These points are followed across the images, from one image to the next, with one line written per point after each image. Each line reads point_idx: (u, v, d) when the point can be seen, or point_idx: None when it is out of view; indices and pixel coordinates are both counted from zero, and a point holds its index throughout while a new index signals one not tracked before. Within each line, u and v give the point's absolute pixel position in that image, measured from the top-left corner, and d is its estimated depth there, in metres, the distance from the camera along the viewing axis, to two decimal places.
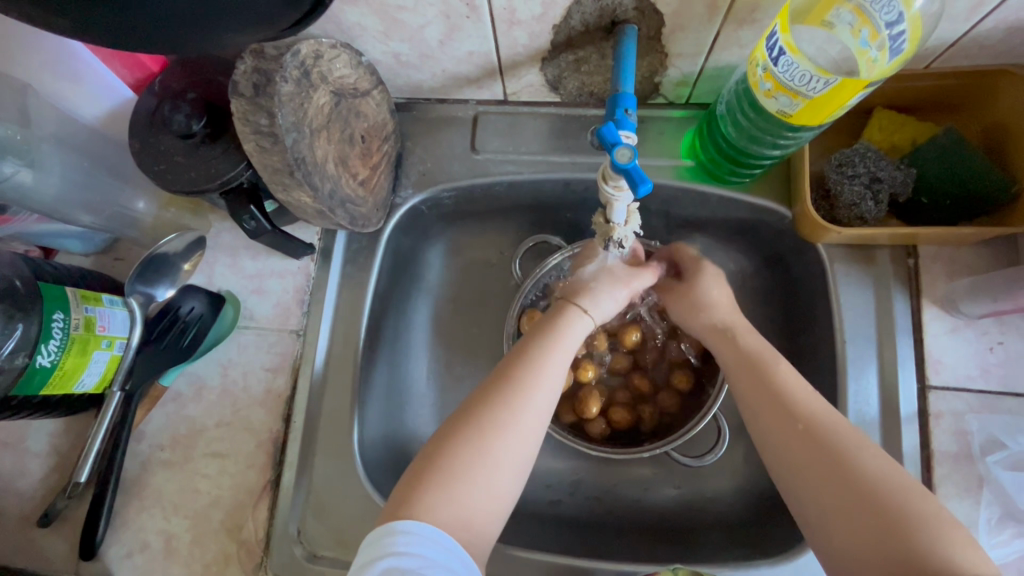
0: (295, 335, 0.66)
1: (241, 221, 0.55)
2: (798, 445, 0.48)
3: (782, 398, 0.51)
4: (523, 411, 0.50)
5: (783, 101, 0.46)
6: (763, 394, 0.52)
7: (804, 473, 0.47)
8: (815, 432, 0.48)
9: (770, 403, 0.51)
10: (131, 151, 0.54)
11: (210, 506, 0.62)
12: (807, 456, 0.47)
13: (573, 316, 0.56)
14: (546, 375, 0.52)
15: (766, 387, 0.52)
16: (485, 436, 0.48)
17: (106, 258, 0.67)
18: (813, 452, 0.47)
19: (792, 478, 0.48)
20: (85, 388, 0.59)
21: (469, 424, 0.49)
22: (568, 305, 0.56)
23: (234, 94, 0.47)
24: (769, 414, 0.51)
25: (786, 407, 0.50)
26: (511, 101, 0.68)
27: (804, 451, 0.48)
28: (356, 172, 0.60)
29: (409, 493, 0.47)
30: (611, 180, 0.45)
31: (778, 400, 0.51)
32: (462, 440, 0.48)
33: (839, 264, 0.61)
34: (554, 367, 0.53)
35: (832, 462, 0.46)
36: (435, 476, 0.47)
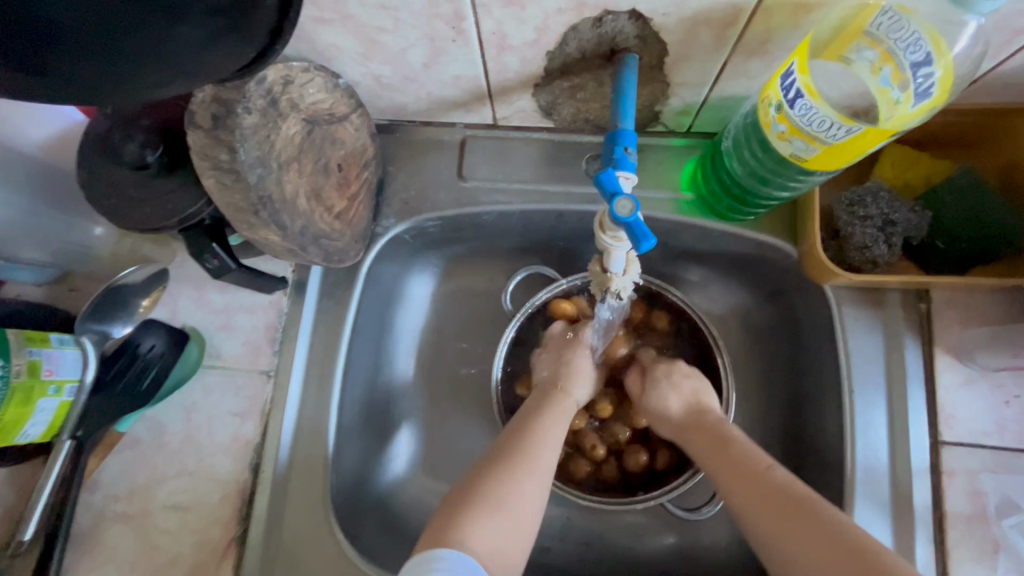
0: (265, 376, 0.61)
1: (203, 261, 0.51)
2: (770, 512, 0.47)
3: (742, 464, 0.51)
4: (535, 452, 0.52)
5: (797, 145, 0.42)
6: (734, 467, 0.51)
7: (779, 535, 0.46)
8: (784, 497, 0.48)
9: (738, 472, 0.51)
10: (79, 182, 0.49)
11: (169, 564, 0.57)
12: (782, 519, 0.46)
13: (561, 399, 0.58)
14: (552, 421, 0.55)
15: (734, 464, 0.52)
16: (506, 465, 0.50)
17: (60, 288, 0.61)
18: (783, 510, 0.47)
19: (775, 547, 0.46)
20: (29, 438, 0.54)
21: (493, 461, 0.50)
22: (554, 391, 0.59)
23: (189, 125, 0.42)
24: (738, 486, 0.50)
25: (748, 473, 0.50)
26: (501, 125, 0.64)
27: (780, 517, 0.47)
28: (332, 205, 0.55)
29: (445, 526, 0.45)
30: (608, 230, 0.41)
31: (740, 470, 0.51)
32: (485, 472, 0.49)
33: (847, 307, 0.58)
34: (556, 415, 0.56)
35: (802, 521, 0.45)
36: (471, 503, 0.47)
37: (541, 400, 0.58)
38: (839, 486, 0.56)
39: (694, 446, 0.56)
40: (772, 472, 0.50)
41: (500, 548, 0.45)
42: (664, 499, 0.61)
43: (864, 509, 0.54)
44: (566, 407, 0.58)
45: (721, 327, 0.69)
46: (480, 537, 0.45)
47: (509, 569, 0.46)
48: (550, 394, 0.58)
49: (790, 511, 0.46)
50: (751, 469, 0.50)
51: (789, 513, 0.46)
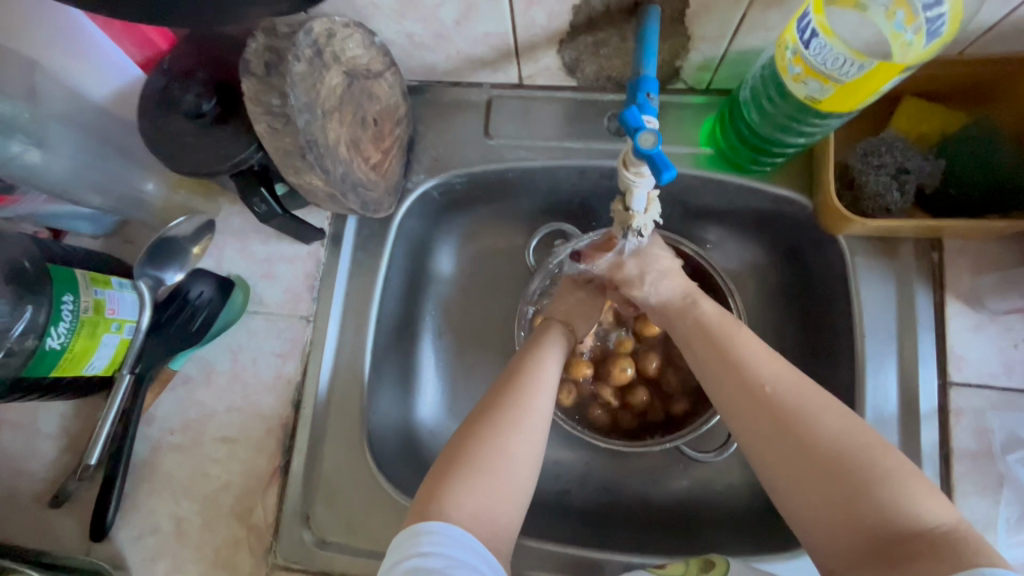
0: (304, 321, 0.65)
1: (252, 205, 0.54)
2: (765, 440, 0.46)
3: (745, 387, 0.48)
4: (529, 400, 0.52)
5: (812, 86, 0.44)
6: (736, 390, 0.49)
7: (775, 463, 0.45)
8: (783, 420, 0.46)
9: (743, 399, 0.48)
10: (141, 132, 0.53)
11: (219, 490, 0.62)
12: (779, 448, 0.45)
13: (554, 331, 0.60)
14: (543, 367, 0.56)
15: (741, 388, 0.49)
16: (492, 424, 0.50)
17: (114, 240, 0.67)
18: (784, 442, 0.45)
19: (771, 474, 0.46)
20: (95, 371, 0.59)
21: (483, 420, 0.51)
22: (551, 327, 0.61)
23: (245, 73, 0.46)
24: (740, 408, 0.48)
25: (751, 395, 0.48)
26: (526, 85, 0.66)
27: (779, 446, 0.45)
28: (368, 156, 0.59)
29: (433, 490, 0.48)
30: (631, 166, 0.44)
31: (737, 386, 0.49)
32: (472, 439, 0.50)
33: (860, 257, 0.60)
34: (549, 359, 0.57)
35: (802, 455, 0.44)
36: (461, 467, 0.48)
37: (543, 338, 0.60)
38: None
39: (697, 354, 0.53)
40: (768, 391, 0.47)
41: (490, 510, 0.47)
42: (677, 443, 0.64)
43: None
44: (558, 340, 0.59)
45: (737, 282, 0.72)
46: (467, 505, 0.47)
47: (500, 513, 0.48)
48: (551, 330, 0.60)
49: (789, 444, 0.45)
50: (756, 398, 0.47)
51: (794, 449, 0.44)
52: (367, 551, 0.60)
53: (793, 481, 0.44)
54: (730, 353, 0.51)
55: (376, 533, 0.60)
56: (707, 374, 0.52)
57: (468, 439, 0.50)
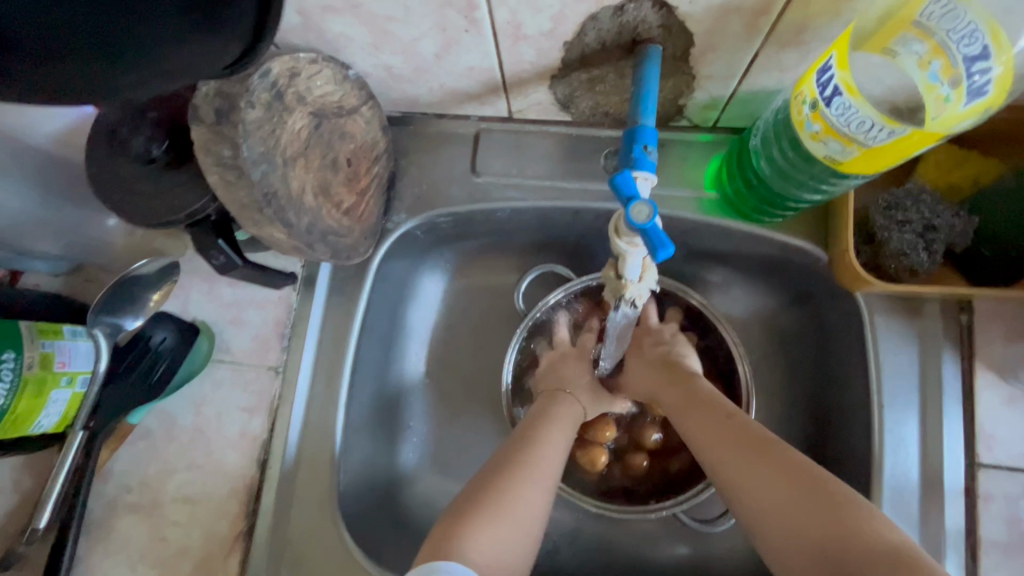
0: (273, 372, 0.61)
1: (210, 257, 0.50)
2: (735, 463, 0.44)
3: (709, 407, 0.49)
4: (541, 457, 0.49)
5: (832, 146, 0.39)
6: (698, 412, 0.49)
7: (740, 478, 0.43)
8: (743, 436, 0.45)
9: (703, 420, 0.48)
10: (88, 175, 0.48)
11: (179, 555, 0.58)
12: (743, 459, 0.44)
13: (566, 402, 0.56)
14: (553, 434, 0.52)
15: (702, 412, 0.49)
16: (508, 476, 0.47)
17: (76, 279, 0.62)
18: (745, 453, 0.44)
19: (738, 492, 0.43)
20: (44, 429, 0.55)
21: (496, 470, 0.48)
22: (560, 394, 0.57)
23: (193, 120, 0.41)
24: (705, 430, 0.48)
25: (728, 428, 0.46)
26: (516, 118, 0.61)
27: (736, 458, 0.44)
28: (341, 200, 0.54)
29: (445, 535, 0.43)
30: (624, 236, 0.39)
31: (715, 422, 0.48)
32: (485, 488, 0.46)
33: (880, 317, 0.54)
34: (560, 425, 0.54)
35: (766, 465, 0.43)
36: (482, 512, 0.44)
37: (551, 405, 0.56)
38: None
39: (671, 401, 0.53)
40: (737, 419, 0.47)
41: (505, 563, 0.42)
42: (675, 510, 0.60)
43: None
44: (574, 415, 0.56)
45: (743, 332, 0.66)
46: (486, 548, 0.42)
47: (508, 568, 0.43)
48: (557, 397, 0.57)
49: (751, 454, 0.44)
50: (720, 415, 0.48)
51: (759, 459, 0.43)
52: None
53: (761, 492, 0.42)
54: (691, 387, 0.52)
55: None
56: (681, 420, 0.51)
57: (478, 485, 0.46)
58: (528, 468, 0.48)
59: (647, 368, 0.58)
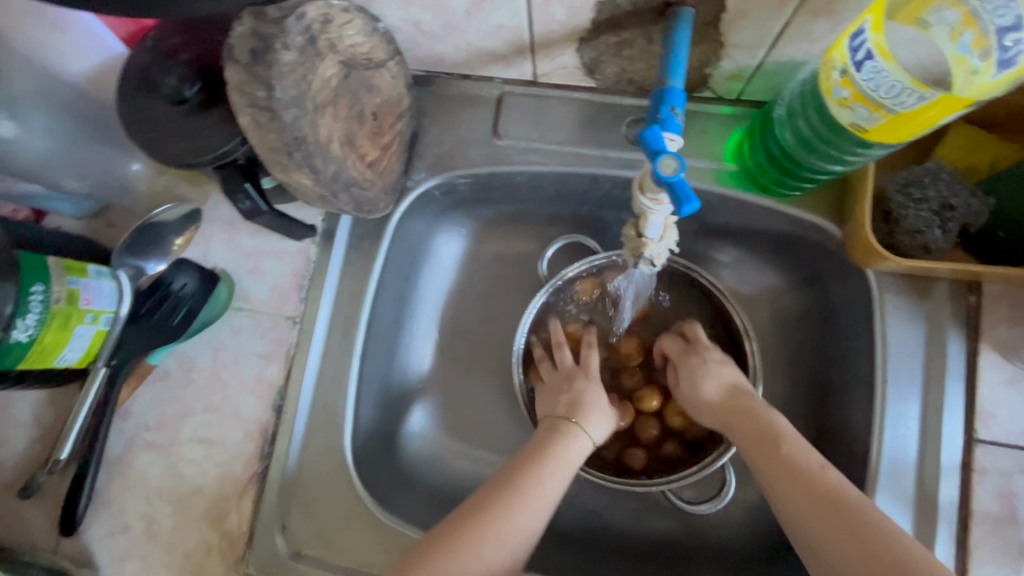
0: (290, 322, 0.62)
1: (236, 201, 0.51)
2: (818, 520, 0.45)
3: (792, 463, 0.49)
4: (519, 507, 0.49)
5: (859, 112, 0.40)
6: (779, 462, 0.49)
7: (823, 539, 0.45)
8: (826, 496, 0.46)
9: (784, 472, 0.49)
10: (119, 114, 0.49)
11: (194, 492, 0.60)
12: (822, 526, 0.45)
13: (573, 437, 0.56)
14: (548, 480, 0.52)
15: (782, 466, 0.49)
16: (505, 503, 0.49)
17: (99, 222, 0.63)
18: (832, 521, 0.45)
19: (820, 555, 0.45)
20: (68, 363, 0.56)
21: (471, 527, 0.48)
22: (565, 424, 0.57)
23: (228, 59, 0.41)
24: (786, 487, 0.48)
25: (809, 480, 0.47)
26: (541, 82, 0.62)
27: (826, 523, 0.45)
28: (365, 153, 0.54)
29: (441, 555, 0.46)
30: (648, 192, 0.40)
31: (793, 476, 0.48)
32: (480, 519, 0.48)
33: (889, 294, 0.55)
34: (560, 463, 0.54)
35: (849, 535, 0.44)
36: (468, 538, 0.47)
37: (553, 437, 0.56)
38: (861, 477, 0.55)
39: (743, 440, 0.53)
40: (824, 472, 0.48)
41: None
42: (665, 488, 0.61)
43: (884, 501, 0.53)
44: (577, 448, 0.56)
45: (750, 308, 0.67)
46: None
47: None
48: (561, 427, 0.57)
49: (836, 521, 0.45)
50: (802, 472, 0.48)
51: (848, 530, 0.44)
52: (343, 567, 0.57)
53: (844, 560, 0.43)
54: (770, 431, 0.52)
55: (354, 549, 0.58)
56: (753, 461, 0.52)
57: (482, 511, 0.48)
58: (503, 528, 0.48)
59: (717, 402, 0.58)
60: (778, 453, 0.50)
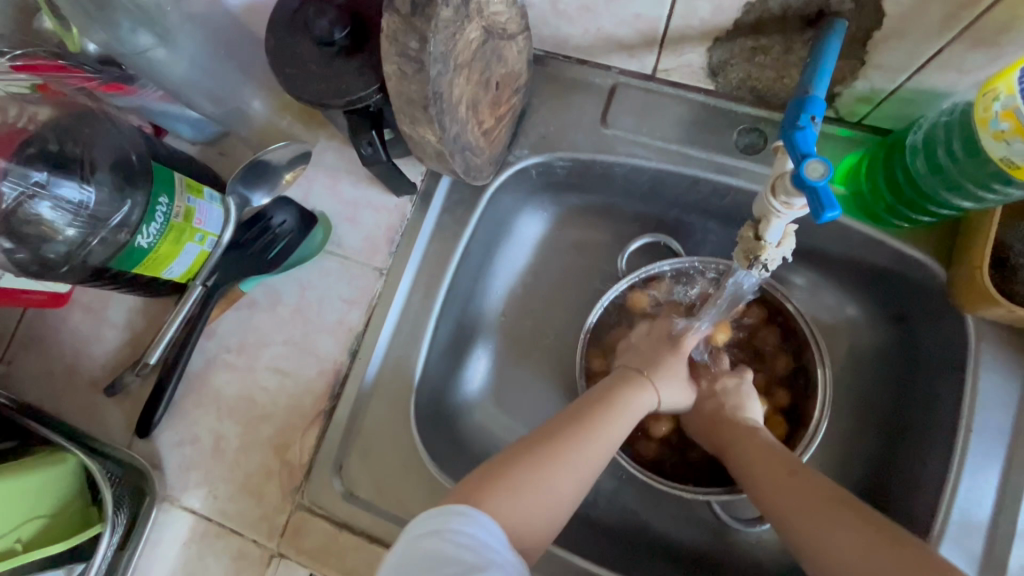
0: (378, 274, 0.64)
1: (359, 148, 0.53)
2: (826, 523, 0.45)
3: (774, 461, 0.51)
4: (591, 440, 0.50)
5: (1016, 147, 0.39)
6: (783, 475, 0.50)
7: (812, 526, 0.45)
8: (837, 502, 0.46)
9: (768, 466, 0.51)
10: (266, 47, 0.51)
11: (263, 418, 0.63)
12: (811, 510, 0.46)
13: (642, 392, 0.56)
14: (615, 426, 0.52)
15: (786, 477, 0.49)
16: (565, 440, 0.50)
17: (211, 151, 0.68)
18: (817, 502, 0.47)
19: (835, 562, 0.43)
20: (173, 276, 0.59)
21: (542, 442, 0.49)
22: (637, 376, 0.57)
23: (389, 7, 0.42)
24: (772, 483, 0.50)
25: (815, 491, 0.47)
26: (658, 78, 0.62)
27: (822, 511, 0.46)
28: (483, 120, 0.56)
29: (506, 465, 0.47)
30: (783, 195, 0.39)
31: (800, 484, 0.48)
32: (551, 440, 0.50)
33: (988, 344, 0.54)
34: (627, 413, 0.54)
35: (840, 516, 0.45)
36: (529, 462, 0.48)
37: (620, 387, 0.56)
38: (925, 524, 0.54)
39: (745, 459, 0.54)
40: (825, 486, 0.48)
41: (527, 526, 0.45)
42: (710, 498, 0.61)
43: (948, 553, 0.51)
44: (641, 404, 0.55)
45: (829, 337, 0.66)
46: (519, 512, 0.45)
47: (526, 545, 0.45)
48: (633, 379, 0.57)
49: (823, 500, 0.46)
50: (783, 467, 0.50)
51: (840, 511, 0.45)
52: (391, 515, 0.59)
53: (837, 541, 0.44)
54: (753, 441, 0.54)
55: (404, 500, 0.59)
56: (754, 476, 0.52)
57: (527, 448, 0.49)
58: (572, 451, 0.49)
59: (706, 412, 0.60)
60: (782, 464, 0.51)
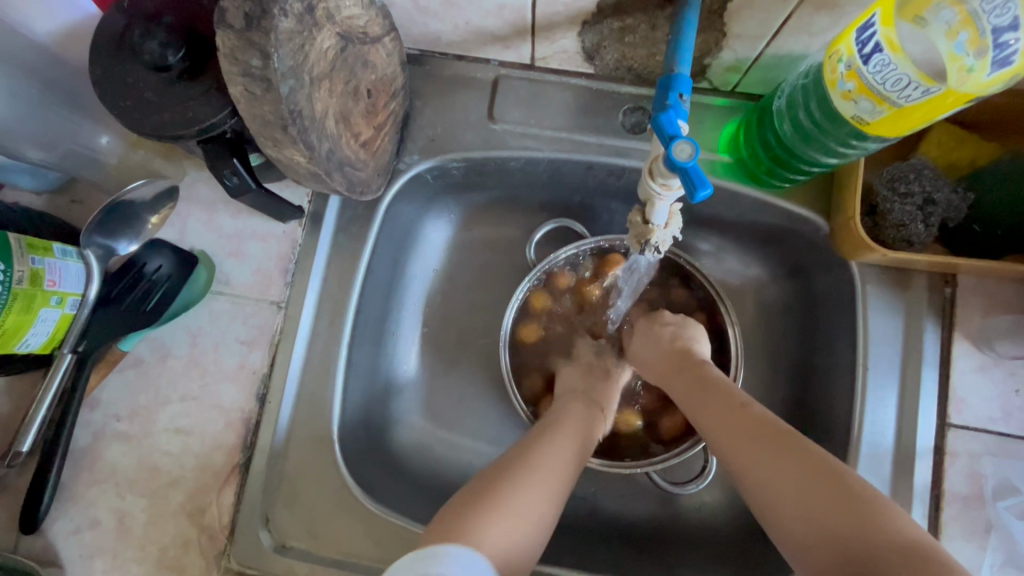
0: (275, 307, 0.60)
1: (222, 177, 0.48)
2: (748, 444, 0.46)
3: (725, 397, 0.51)
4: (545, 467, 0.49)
5: (863, 105, 0.42)
6: (713, 404, 0.51)
7: (747, 463, 0.46)
8: (766, 430, 0.46)
9: (710, 401, 0.51)
10: (91, 79, 0.46)
11: (171, 485, 0.57)
12: (758, 446, 0.46)
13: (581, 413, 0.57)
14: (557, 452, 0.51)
15: (717, 405, 0.50)
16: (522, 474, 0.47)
17: (61, 198, 0.60)
18: (760, 441, 0.46)
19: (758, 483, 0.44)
20: (29, 348, 0.52)
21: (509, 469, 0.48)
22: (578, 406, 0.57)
23: (220, 24, 0.38)
24: (719, 419, 0.49)
25: (744, 420, 0.48)
26: (538, 66, 0.61)
27: (759, 452, 0.45)
28: (358, 132, 0.53)
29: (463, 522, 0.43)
30: (659, 177, 0.40)
31: (732, 413, 0.49)
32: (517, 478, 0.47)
33: (872, 286, 0.57)
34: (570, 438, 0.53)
35: (784, 458, 0.44)
36: (481, 505, 0.44)
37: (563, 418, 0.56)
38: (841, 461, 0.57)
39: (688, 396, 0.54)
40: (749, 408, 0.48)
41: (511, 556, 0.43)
42: (650, 469, 0.61)
43: None
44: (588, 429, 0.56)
45: (736, 299, 0.68)
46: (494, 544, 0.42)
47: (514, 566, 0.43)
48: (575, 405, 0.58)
49: (757, 434, 0.46)
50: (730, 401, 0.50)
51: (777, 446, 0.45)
52: (328, 559, 0.56)
53: (769, 477, 0.44)
54: (700, 377, 0.54)
55: (340, 541, 0.56)
56: (697, 409, 0.52)
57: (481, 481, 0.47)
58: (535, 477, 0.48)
59: (653, 345, 0.60)
60: (717, 390, 0.52)
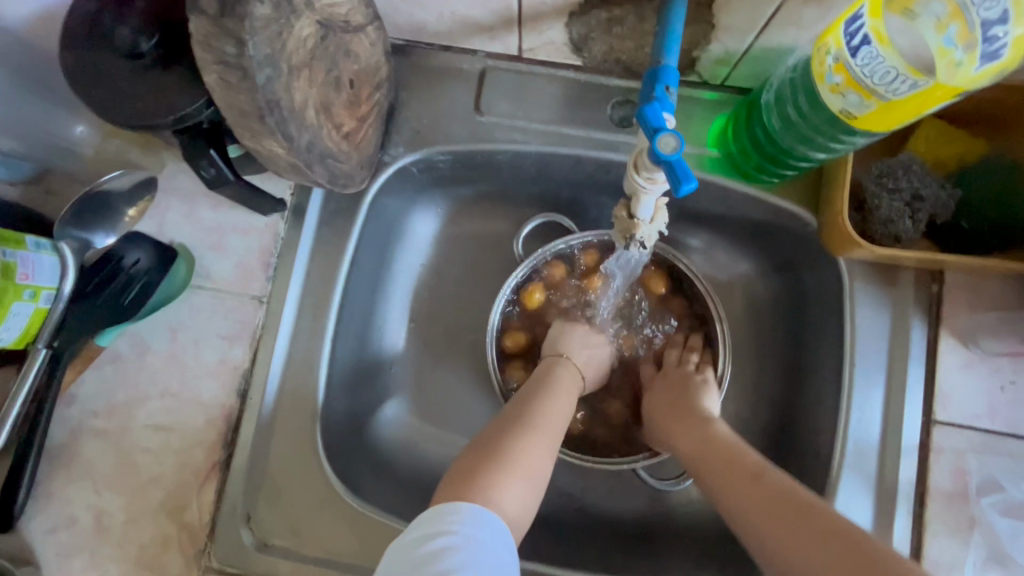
0: (257, 302, 0.59)
1: (199, 168, 0.47)
2: (766, 515, 0.46)
3: (733, 461, 0.51)
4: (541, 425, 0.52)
5: (851, 99, 0.42)
6: (724, 467, 0.51)
7: (767, 535, 0.45)
8: (783, 500, 0.46)
9: (719, 466, 0.51)
10: (62, 66, 0.44)
11: (150, 482, 0.56)
12: (775, 518, 0.45)
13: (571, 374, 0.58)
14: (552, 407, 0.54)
15: (728, 471, 0.50)
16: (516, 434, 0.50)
17: (36, 189, 0.58)
18: (777, 509, 0.46)
19: (782, 557, 0.44)
20: (2, 343, 0.51)
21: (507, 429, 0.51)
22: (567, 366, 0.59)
23: (192, 10, 0.36)
24: (731, 486, 0.49)
25: (762, 488, 0.48)
26: (526, 58, 0.60)
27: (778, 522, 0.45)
28: (341, 123, 0.52)
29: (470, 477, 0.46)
30: (644, 171, 0.40)
31: (747, 480, 0.49)
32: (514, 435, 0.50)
33: (859, 282, 0.57)
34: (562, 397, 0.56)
35: (799, 526, 0.44)
36: (489, 461, 0.47)
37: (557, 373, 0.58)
38: (827, 457, 0.57)
39: (695, 456, 0.54)
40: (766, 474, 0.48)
41: (523, 506, 0.47)
42: (638, 465, 0.61)
43: (848, 481, 0.55)
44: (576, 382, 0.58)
45: (725, 295, 0.68)
46: (508, 500, 0.46)
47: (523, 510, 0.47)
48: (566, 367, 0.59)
49: (776, 501, 0.46)
50: (741, 466, 0.50)
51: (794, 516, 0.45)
52: (311, 557, 0.55)
53: (791, 548, 0.44)
54: (705, 436, 0.54)
55: (322, 538, 0.55)
56: (706, 473, 0.52)
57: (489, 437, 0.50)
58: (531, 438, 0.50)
59: (664, 395, 0.60)
60: (726, 453, 0.52)
